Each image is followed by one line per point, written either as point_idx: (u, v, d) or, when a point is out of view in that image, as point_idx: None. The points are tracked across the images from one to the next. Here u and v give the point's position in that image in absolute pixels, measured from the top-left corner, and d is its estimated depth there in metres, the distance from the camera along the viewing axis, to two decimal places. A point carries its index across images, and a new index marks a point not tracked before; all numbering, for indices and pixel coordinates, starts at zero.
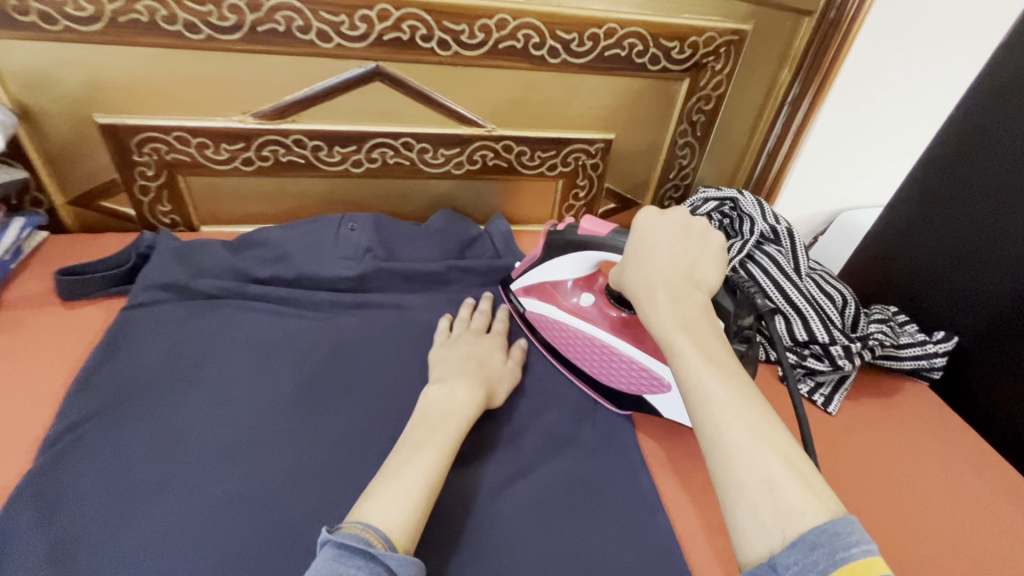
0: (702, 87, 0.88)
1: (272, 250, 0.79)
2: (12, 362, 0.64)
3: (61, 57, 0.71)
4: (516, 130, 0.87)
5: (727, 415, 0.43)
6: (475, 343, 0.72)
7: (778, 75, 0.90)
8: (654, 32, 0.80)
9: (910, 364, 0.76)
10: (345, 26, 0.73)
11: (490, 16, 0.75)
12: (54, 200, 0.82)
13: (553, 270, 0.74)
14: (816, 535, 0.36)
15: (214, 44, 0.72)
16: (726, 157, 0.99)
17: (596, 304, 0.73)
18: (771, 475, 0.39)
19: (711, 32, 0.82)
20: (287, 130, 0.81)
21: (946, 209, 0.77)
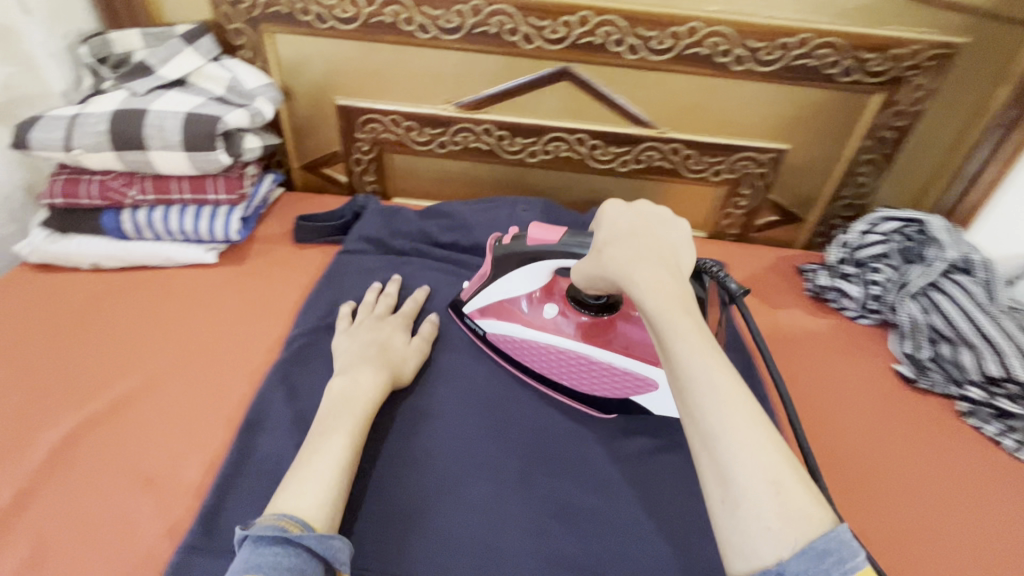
0: (897, 102, 0.83)
1: (454, 220, 0.90)
2: (260, 282, 0.81)
3: (322, 50, 0.89)
4: (686, 134, 0.90)
5: (721, 410, 0.41)
6: (375, 327, 0.71)
7: (994, 94, 0.82)
8: (852, 43, 0.78)
9: None
10: (548, 30, 0.82)
11: (682, 24, 0.79)
12: (292, 163, 1.03)
13: (507, 285, 0.70)
14: (823, 542, 0.36)
15: (437, 42, 0.85)
16: (915, 177, 0.92)
17: (560, 312, 0.70)
18: (778, 480, 0.38)
19: (917, 45, 0.78)
20: (480, 119, 0.92)
21: None
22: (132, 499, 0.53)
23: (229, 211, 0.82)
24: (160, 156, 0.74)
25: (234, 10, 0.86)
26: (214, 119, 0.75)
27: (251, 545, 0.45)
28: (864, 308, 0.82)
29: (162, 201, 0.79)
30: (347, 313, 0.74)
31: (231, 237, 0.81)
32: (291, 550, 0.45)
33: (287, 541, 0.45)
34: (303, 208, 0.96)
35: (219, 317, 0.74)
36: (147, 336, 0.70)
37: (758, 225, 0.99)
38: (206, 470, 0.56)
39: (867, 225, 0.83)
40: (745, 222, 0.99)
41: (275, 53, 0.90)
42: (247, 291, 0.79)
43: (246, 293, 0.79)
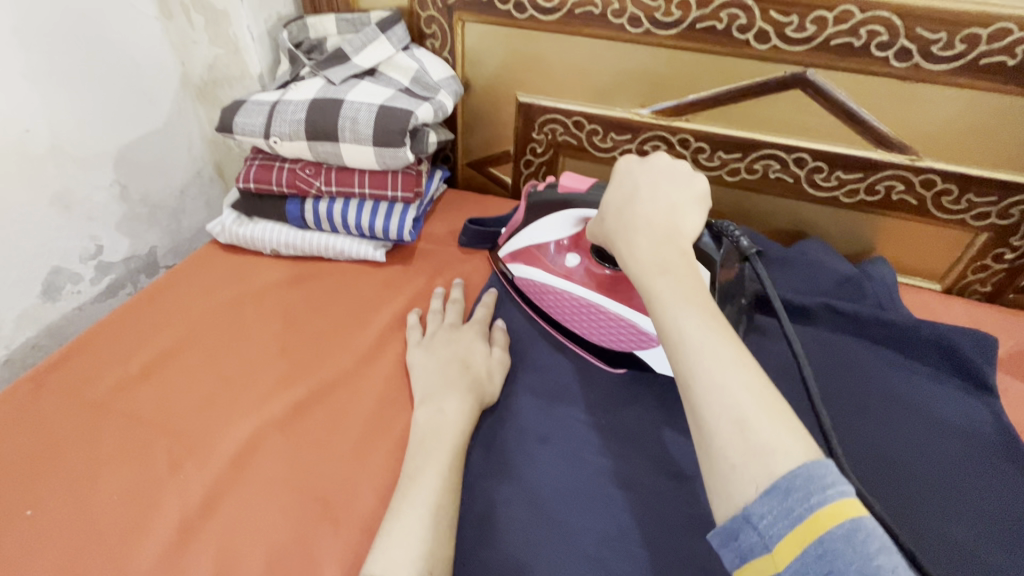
0: None
1: None
2: (427, 287, 0.76)
3: (514, 43, 0.82)
4: (949, 164, 0.71)
5: (696, 355, 0.41)
6: (453, 339, 0.65)
7: None
8: None
9: None
10: (792, 27, 0.67)
11: (987, 24, 0.61)
12: (458, 159, 0.98)
13: (539, 230, 0.68)
14: (790, 476, 0.34)
15: (647, 37, 0.74)
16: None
17: (582, 262, 0.67)
18: (743, 415, 0.37)
19: None
20: (679, 126, 0.80)
21: None
22: (312, 525, 0.49)
23: (404, 208, 0.78)
24: (350, 148, 0.71)
25: None
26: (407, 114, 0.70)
27: None
28: None
29: (343, 194, 0.76)
30: (414, 322, 0.68)
31: (403, 237, 0.77)
32: None
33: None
34: (469, 209, 0.91)
35: (388, 323, 0.69)
36: (323, 336, 0.68)
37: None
38: (377, 502, 0.51)
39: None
40: (1004, 280, 0.78)
41: (463, 43, 0.84)
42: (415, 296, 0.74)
43: (414, 299, 0.74)
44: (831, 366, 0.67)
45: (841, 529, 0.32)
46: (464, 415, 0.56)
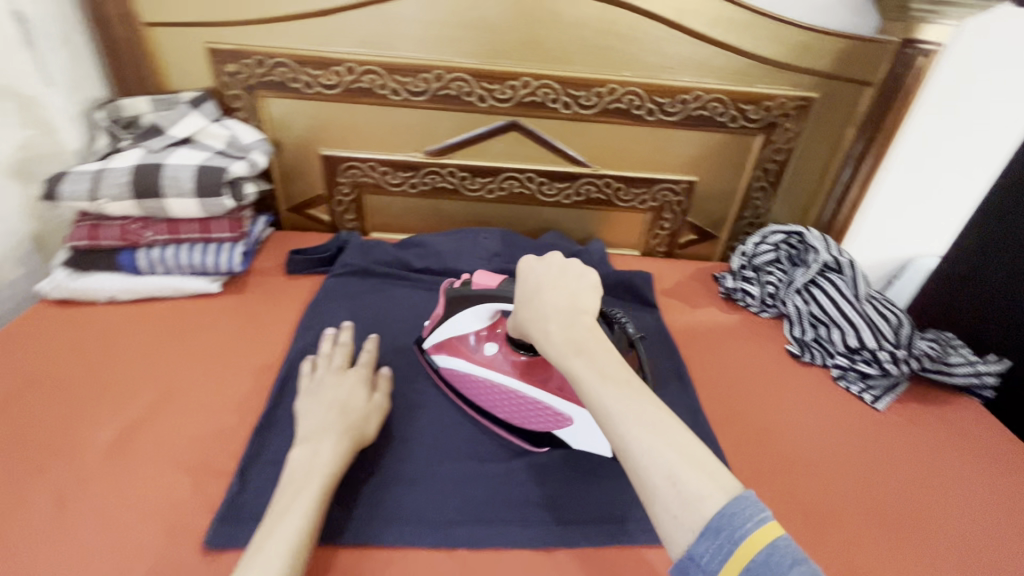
0: (775, 142, 1.07)
1: (427, 248, 1.06)
2: (260, 308, 0.93)
3: (312, 111, 1.05)
4: (615, 170, 1.10)
5: (623, 424, 0.51)
6: (339, 381, 0.73)
7: (846, 133, 1.06)
8: (734, 98, 1.01)
9: (962, 379, 0.89)
10: (497, 91, 1.01)
11: (603, 85, 1.00)
12: (280, 206, 1.17)
13: (459, 322, 0.77)
14: (717, 518, 0.44)
15: (406, 103, 1.03)
16: (798, 199, 1.15)
17: (500, 352, 0.75)
18: (673, 470, 0.47)
19: (782, 98, 1.01)
20: (440, 162, 1.09)
21: (1001, 245, 0.97)
22: (173, 480, 0.65)
23: (232, 245, 0.95)
24: (170, 202, 0.88)
25: (233, 80, 1.02)
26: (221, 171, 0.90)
27: None
28: (762, 303, 1.01)
29: (184, 240, 0.93)
30: (307, 369, 0.76)
31: (234, 268, 0.94)
32: None
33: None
34: (294, 243, 1.10)
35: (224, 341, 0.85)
36: (173, 355, 0.82)
37: (681, 242, 1.20)
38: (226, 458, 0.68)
39: (760, 237, 1.04)
40: (670, 241, 1.20)
41: (268, 113, 1.06)
42: (250, 317, 0.91)
43: (249, 318, 0.91)
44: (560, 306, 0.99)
45: (761, 555, 0.43)
46: (342, 445, 0.64)
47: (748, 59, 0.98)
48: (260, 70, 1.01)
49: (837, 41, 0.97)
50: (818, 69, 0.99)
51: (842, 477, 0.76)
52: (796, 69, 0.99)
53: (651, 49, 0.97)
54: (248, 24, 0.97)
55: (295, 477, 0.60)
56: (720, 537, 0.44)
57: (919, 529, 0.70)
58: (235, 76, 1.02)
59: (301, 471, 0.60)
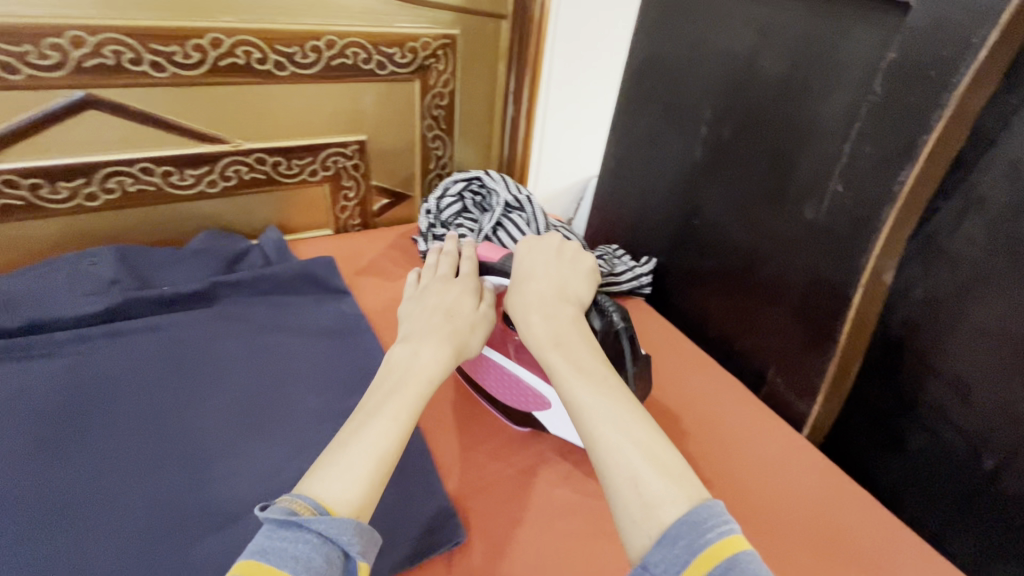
0: (433, 85, 1.56)
1: (6, 300, 1.08)
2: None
3: (10, 100, 1.10)
4: (277, 138, 1.40)
5: (605, 426, 0.72)
6: (431, 288, 0.96)
7: (498, 71, 1.66)
8: (370, 42, 1.39)
9: (626, 283, 1.38)
10: (178, 55, 1.20)
11: (311, 42, 1.32)
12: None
13: None
14: (676, 527, 0.60)
15: (131, 72, 1.17)
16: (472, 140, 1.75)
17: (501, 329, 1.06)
18: (636, 475, 0.66)
19: (427, 38, 1.47)
20: (228, 149, 1.35)
21: (731, 161, 1.13)
22: None
23: None
24: None
25: None
26: None
27: (269, 526, 0.57)
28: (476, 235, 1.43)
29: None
30: (414, 278, 1.03)
31: None
32: (298, 531, 0.57)
33: (297, 523, 0.57)
34: None
35: None
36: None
37: (372, 210, 1.67)
38: None
39: (445, 190, 1.50)
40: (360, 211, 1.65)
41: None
42: None
43: None
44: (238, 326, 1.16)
45: (726, 560, 0.56)
46: (438, 350, 0.81)
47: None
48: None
49: (445, 13, 1.48)
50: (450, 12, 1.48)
51: (743, 481, 0.96)
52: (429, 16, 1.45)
53: (286, 10, 1.27)
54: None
55: (394, 373, 0.77)
56: (679, 544, 0.58)
57: (762, 509, 0.92)
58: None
59: (401, 369, 0.78)
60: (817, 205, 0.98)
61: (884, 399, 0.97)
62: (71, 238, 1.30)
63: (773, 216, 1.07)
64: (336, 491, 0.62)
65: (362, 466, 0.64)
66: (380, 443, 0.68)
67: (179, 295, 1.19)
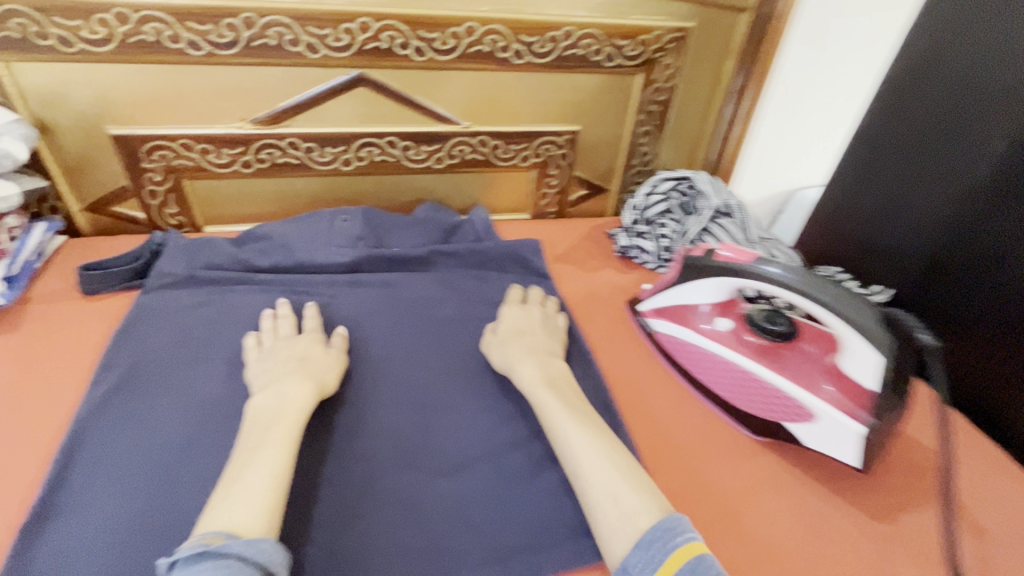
0: (655, 80, 0.97)
1: (272, 242, 0.87)
2: (55, 349, 0.73)
3: (76, 79, 0.80)
4: (490, 127, 0.96)
5: (571, 457, 0.57)
6: (291, 344, 0.70)
7: (724, 67, 1.00)
8: (608, 32, 0.90)
9: None
10: (330, 38, 0.82)
11: (458, 25, 0.84)
12: (70, 207, 0.90)
13: (686, 293, 0.73)
14: (652, 531, 0.48)
15: (212, 58, 0.81)
16: (683, 139, 1.08)
17: (732, 329, 0.71)
18: (610, 483, 0.53)
19: (658, 31, 0.91)
20: (450, 126, 0.94)
21: (926, 181, 0.82)
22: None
23: None
24: None
25: None
26: None
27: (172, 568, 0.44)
28: (659, 259, 0.95)
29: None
30: (251, 344, 0.71)
31: None
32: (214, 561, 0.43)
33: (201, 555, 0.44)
34: (86, 258, 0.87)
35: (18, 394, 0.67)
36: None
37: (572, 200, 1.09)
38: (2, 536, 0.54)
39: (649, 188, 0.97)
40: (560, 200, 1.09)
41: (14, 85, 0.78)
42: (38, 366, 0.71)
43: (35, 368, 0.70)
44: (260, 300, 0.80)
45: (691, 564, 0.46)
46: (305, 388, 0.63)
47: None
48: (48, 17, 0.74)
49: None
50: None
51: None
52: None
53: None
54: None
55: (255, 421, 0.59)
56: (652, 548, 0.47)
57: None
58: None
59: (265, 414, 0.60)
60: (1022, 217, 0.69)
61: (989, 350, 0.75)
62: (195, 208, 0.95)
63: (971, 239, 0.76)
64: (248, 517, 0.48)
65: (263, 488, 0.51)
66: (278, 465, 0.54)
67: (330, 275, 0.86)
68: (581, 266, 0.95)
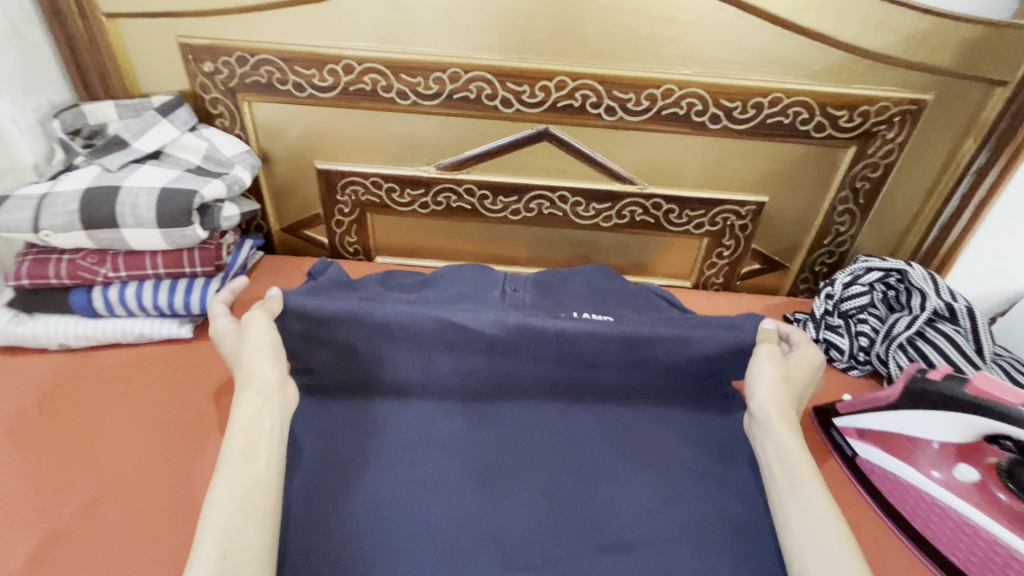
0: (870, 155, 0.85)
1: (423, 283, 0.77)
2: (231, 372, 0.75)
3: (299, 117, 0.89)
4: (668, 189, 0.91)
5: (805, 538, 0.48)
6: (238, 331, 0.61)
7: (961, 145, 0.84)
8: (822, 102, 0.80)
9: None
10: (526, 94, 0.83)
11: (657, 86, 0.81)
12: (272, 227, 1.01)
13: (917, 426, 0.59)
14: None
15: (416, 107, 0.86)
16: (892, 223, 0.93)
17: (979, 484, 0.56)
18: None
19: (885, 101, 0.80)
20: (626, 187, 0.90)
21: None
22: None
23: (206, 282, 0.80)
24: (154, 234, 0.73)
25: (211, 81, 0.86)
26: (213, 211, 0.79)
27: None
28: (852, 359, 0.81)
29: (172, 275, 0.78)
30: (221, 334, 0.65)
31: (206, 311, 0.79)
32: None
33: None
34: (283, 274, 0.96)
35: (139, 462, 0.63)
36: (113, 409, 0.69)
37: (743, 274, 0.99)
38: None
39: (849, 275, 0.84)
40: (729, 272, 0.99)
41: (253, 120, 0.90)
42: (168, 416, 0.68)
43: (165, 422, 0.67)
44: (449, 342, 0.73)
45: None
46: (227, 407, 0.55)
47: (843, 54, 0.77)
48: (290, 66, 0.83)
49: (933, 66, 0.77)
50: (940, 64, 0.77)
51: None
52: (911, 66, 0.77)
53: (741, 58, 0.79)
54: (279, 9, 0.79)
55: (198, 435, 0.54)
56: None
57: None
58: (213, 76, 0.86)
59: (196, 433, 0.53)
60: None
61: None
62: (375, 239, 1.01)
63: None
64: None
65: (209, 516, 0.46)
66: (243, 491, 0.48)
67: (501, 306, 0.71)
68: None
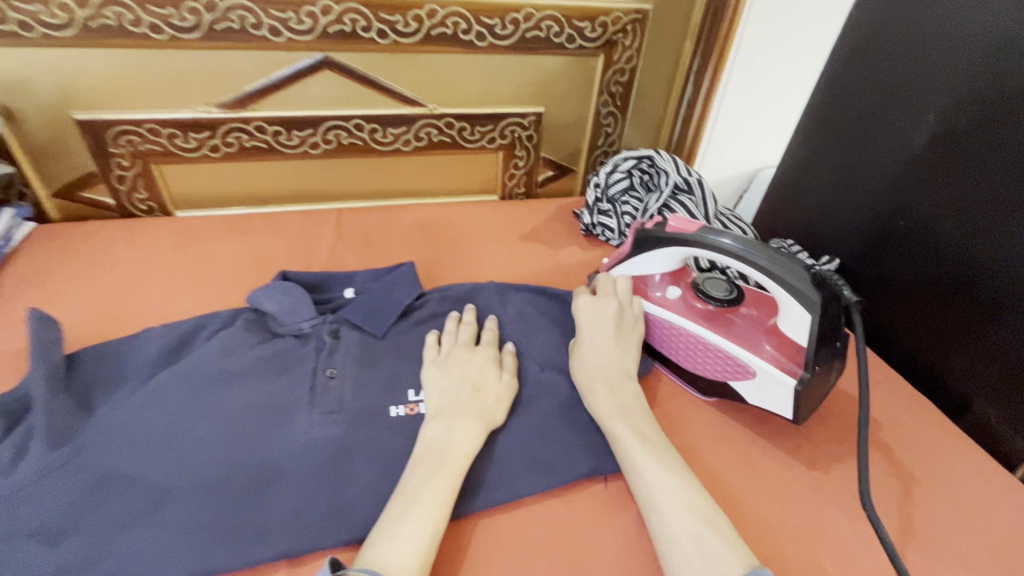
0: (616, 61, 1.00)
1: (196, 370, 0.64)
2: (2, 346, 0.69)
3: (34, 62, 0.80)
4: (455, 108, 0.98)
5: (639, 468, 0.54)
6: None
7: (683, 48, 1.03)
8: (569, 15, 0.92)
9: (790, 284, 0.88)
10: (293, 21, 0.83)
11: (421, 7, 0.86)
12: (38, 194, 0.91)
13: (642, 262, 0.72)
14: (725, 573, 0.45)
15: (176, 42, 0.82)
16: (647, 121, 1.12)
17: (683, 297, 0.70)
18: (688, 520, 0.49)
19: (617, 12, 0.94)
20: (417, 109, 0.96)
21: (840, 142, 0.87)
22: None
23: None
24: None
25: None
26: None
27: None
28: (622, 235, 0.97)
29: None
30: None
31: None
32: None
33: None
34: (63, 241, 0.88)
35: None
36: None
37: (539, 180, 1.12)
38: None
39: (611, 166, 1.00)
40: (528, 181, 1.12)
41: None
42: None
43: None
44: (200, 416, 0.60)
45: None
46: (477, 429, 0.58)
47: None
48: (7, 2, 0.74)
49: None
50: None
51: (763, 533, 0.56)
52: None
53: None
54: None
55: (428, 451, 0.56)
56: None
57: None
58: None
59: (438, 451, 0.55)
60: (913, 129, 0.75)
61: (918, 264, 0.76)
62: (169, 191, 0.96)
63: (910, 207, 0.76)
64: None
65: None
66: None
67: (306, 390, 0.63)
68: (550, 247, 0.97)
